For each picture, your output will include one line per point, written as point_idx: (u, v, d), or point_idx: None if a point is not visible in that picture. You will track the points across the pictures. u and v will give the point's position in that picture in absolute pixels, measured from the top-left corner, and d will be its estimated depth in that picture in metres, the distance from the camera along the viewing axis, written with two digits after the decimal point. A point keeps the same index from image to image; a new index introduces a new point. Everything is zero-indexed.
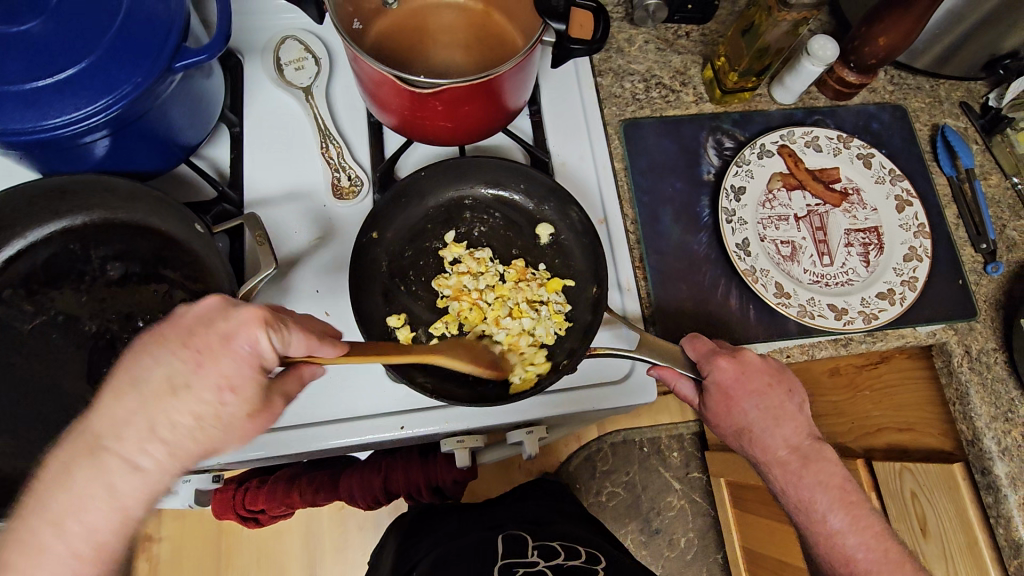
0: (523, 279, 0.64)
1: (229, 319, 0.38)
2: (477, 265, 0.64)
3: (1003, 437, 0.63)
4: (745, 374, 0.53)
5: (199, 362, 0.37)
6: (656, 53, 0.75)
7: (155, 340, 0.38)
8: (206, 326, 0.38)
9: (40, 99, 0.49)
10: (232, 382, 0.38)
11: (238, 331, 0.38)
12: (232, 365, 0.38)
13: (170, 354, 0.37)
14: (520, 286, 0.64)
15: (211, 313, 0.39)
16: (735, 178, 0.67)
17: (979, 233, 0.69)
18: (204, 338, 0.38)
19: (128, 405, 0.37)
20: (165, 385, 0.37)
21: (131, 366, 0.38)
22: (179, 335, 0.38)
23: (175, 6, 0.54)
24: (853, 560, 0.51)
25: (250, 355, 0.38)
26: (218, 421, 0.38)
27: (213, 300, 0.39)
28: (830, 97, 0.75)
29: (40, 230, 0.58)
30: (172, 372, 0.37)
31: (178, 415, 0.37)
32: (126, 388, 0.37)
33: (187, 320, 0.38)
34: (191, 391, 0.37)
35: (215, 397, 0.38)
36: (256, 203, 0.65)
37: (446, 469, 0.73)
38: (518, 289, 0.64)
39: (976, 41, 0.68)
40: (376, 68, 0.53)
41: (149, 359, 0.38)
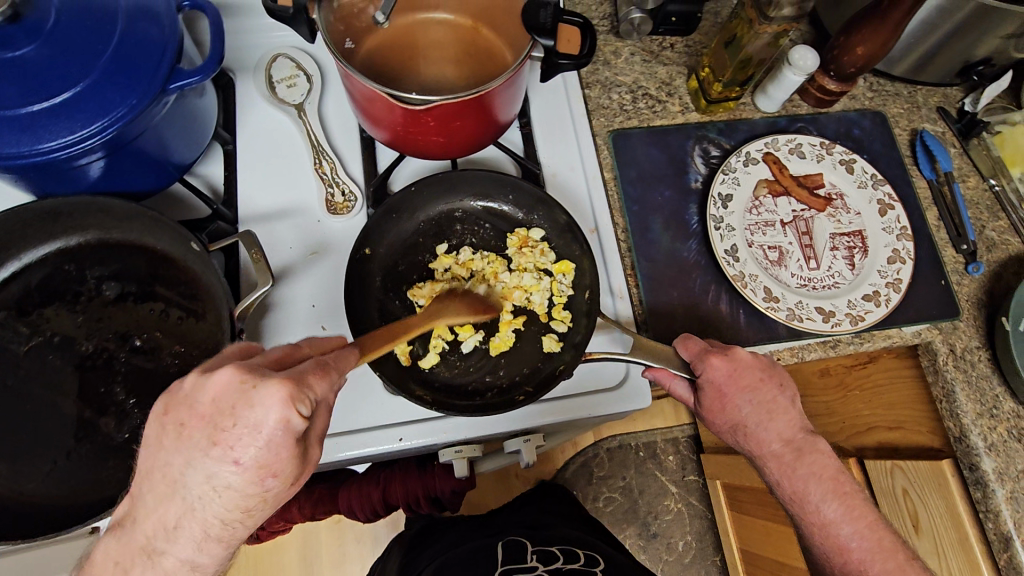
0: (525, 246, 0.66)
1: (252, 407, 0.34)
2: (466, 272, 0.65)
3: (989, 434, 0.64)
4: (737, 371, 0.54)
5: (234, 459, 0.35)
6: (642, 65, 0.77)
7: (177, 436, 0.36)
8: (228, 415, 0.34)
9: (35, 124, 0.50)
10: (270, 469, 0.35)
11: (264, 417, 0.34)
12: (266, 451, 0.35)
13: (200, 455, 0.35)
14: (522, 252, 0.66)
15: (229, 395, 0.35)
16: (722, 186, 0.69)
17: (959, 235, 0.71)
18: (230, 429, 0.34)
19: (172, 510, 0.36)
20: (207, 487, 0.35)
21: (165, 467, 0.36)
22: (204, 430, 0.35)
23: (169, 29, 0.55)
24: (847, 549, 0.51)
25: (282, 435, 0.35)
26: (266, 504, 0.37)
27: (228, 376, 0.35)
28: (812, 105, 0.77)
29: (35, 252, 0.58)
30: (211, 475, 0.35)
31: (223, 512, 0.36)
32: (171, 494, 0.35)
33: (206, 409, 0.35)
34: (232, 487, 0.35)
35: (261, 487, 0.36)
36: (250, 219, 0.65)
37: (444, 479, 0.73)
38: (520, 255, 0.65)
39: (950, 50, 0.70)
40: (368, 87, 0.54)
41: (180, 460, 0.35)
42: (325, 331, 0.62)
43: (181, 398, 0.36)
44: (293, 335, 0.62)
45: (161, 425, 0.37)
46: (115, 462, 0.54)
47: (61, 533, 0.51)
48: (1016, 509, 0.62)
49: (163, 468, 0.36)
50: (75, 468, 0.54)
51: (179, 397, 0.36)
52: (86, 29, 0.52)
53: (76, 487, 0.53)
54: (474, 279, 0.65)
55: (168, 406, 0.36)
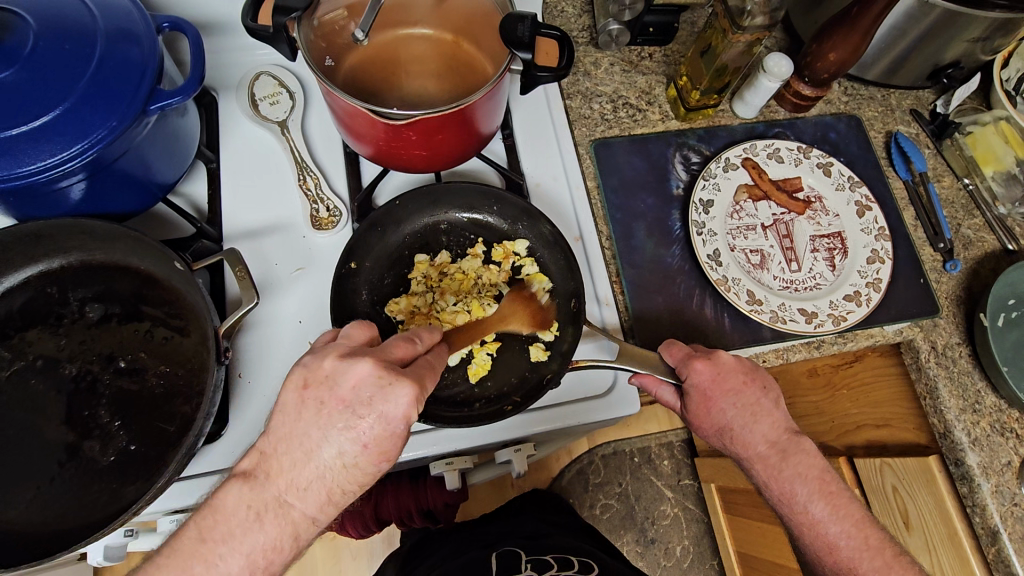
0: (510, 260, 0.66)
1: (387, 401, 0.44)
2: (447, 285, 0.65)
3: (973, 429, 0.65)
4: (720, 375, 0.55)
5: (363, 443, 0.44)
6: (622, 74, 0.78)
7: (318, 412, 0.44)
8: (366, 404, 0.44)
9: (13, 147, 0.50)
10: (387, 453, 0.45)
11: (395, 409, 0.44)
12: (386, 437, 0.44)
13: (335, 432, 0.44)
14: (504, 266, 0.66)
15: (368, 386, 0.44)
16: (703, 192, 0.70)
17: (936, 233, 0.73)
18: (366, 417, 0.44)
19: (305, 475, 0.44)
20: (337, 461, 0.44)
21: (303, 437, 0.44)
22: (341, 413, 0.44)
23: (148, 50, 0.55)
24: (835, 548, 0.52)
25: (402, 429, 0.45)
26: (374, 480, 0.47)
27: (367, 370, 0.44)
28: (789, 110, 0.78)
29: (17, 274, 0.58)
30: (342, 452, 0.44)
31: (341, 484, 0.45)
32: (306, 462, 0.44)
33: (347, 394, 0.44)
34: (355, 464, 0.45)
35: (376, 467, 0.45)
36: (235, 237, 0.65)
37: (437, 492, 0.73)
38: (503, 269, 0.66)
39: (919, 54, 0.72)
40: (350, 103, 0.54)
41: (317, 434, 0.44)
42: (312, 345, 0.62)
43: (321, 377, 0.45)
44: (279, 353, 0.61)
45: (300, 398, 0.45)
46: (101, 485, 0.53)
47: (47, 559, 0.50)
48: (1002, 501, 0.63)
49: (301, 437, 0.44)
50: (60, 493, 0.53)
51: (320, 376, 0.45)
52: (65, 53, 0.52)
53: (61, 512, 0.52)
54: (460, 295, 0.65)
55: (309, 383, 0.45)
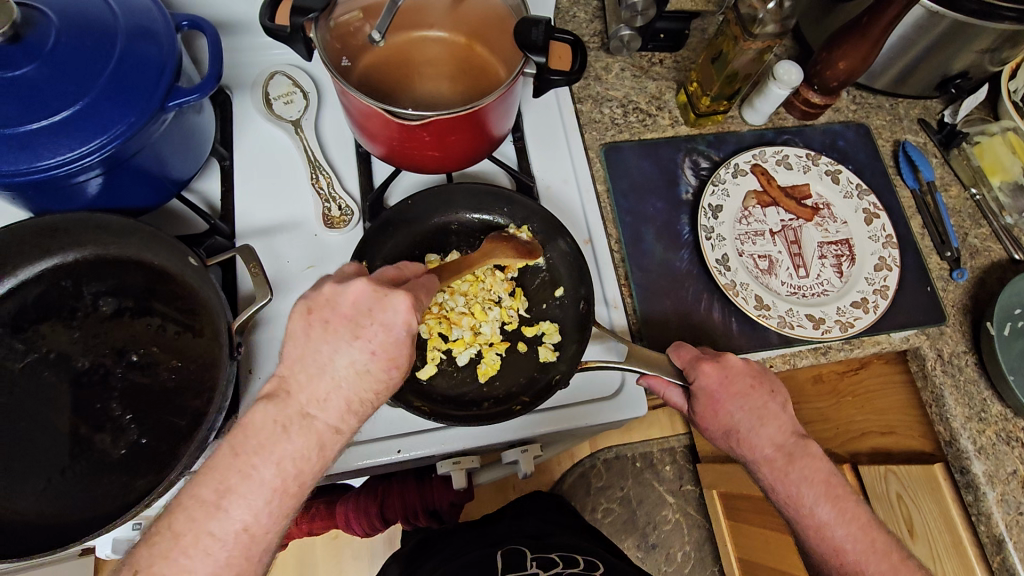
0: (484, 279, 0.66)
1: (386, 310, 0.45)
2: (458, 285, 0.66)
3: (978, 437, 0.65)
4: (728, 378, 0.55)
5: (372, 351, 0.44)
6: (633, 79, 0.79)
7: (324, 330, 0.45)
8: (368, 316, 0.45)
9: (33, 141, 0.50)
10: (396, 360, 0.45)
11: (395, 318, 0.45)
12: (394, 346, 0.45)
13: (347, 345, 0.44)
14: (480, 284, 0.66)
15: (366, 300, 0.45)
16: (712, 198, 0.70)
17: (943, 242, 0.73)
18: (369, 325, 0.45)
19: (322, 386, 0.44)
20: (350, 371, 0.44)
21: (315, 353, 0.44)
22: (346, 326, 0.45)
23: (168, 48, 0.56)
24: (842, 551, 0.52)
25: (406, 335, 0.45)
26: (389, 391, 0.46)
27: (363, 286, 0.45)
28: (797, 117, 0.79)
29: (32, 267, 0.58)
30: (354, 361, 0.44)
31: (359, 394, 0.45)
32: (321, 374, 0.44)
33: (348, 309, 0.45)
34: (369, 371, 0.45)
35: (388, 374, 0.45)
36: (247, 234, 0.66)
37: (443, 492, 0.73)
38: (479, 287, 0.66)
39: (929, 64, 0.73)
40: (365, 102, 0.55)
41: (328, 348, 0.44)
42: None
43: (323, 300, 0.45)
44: None
45: (306, 321, 0.45)
46: (111, 478, 0.54)
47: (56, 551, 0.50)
48: (1008, 510, 0.63)
49: (313, 354, 0.44)
50: (70, 485, 0.53)
51: (322, 299, 0.46)
52: (86, 49, 0.52)
53: (72, 505, 0.53)
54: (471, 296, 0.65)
55: (313, 307, 0.45)
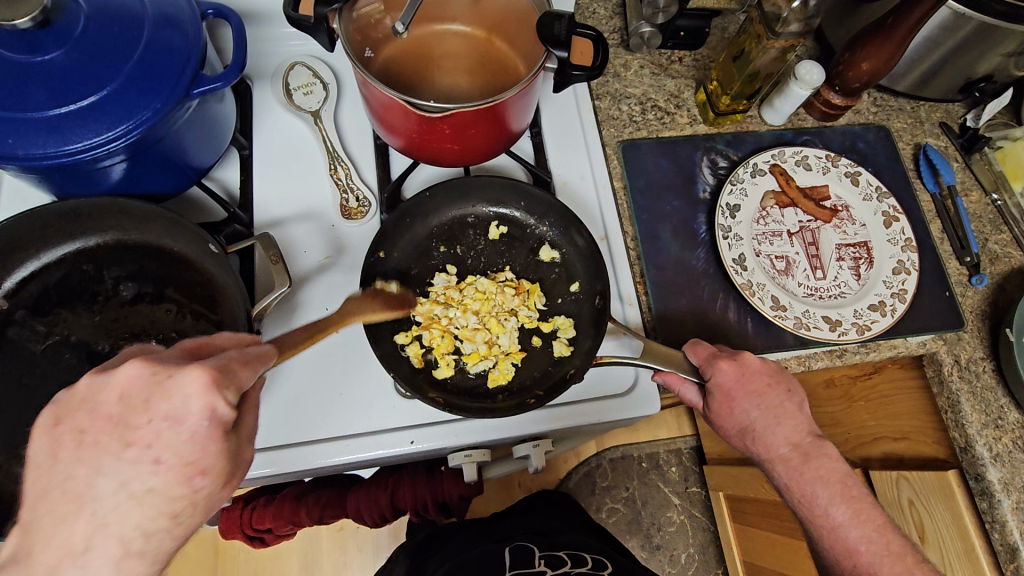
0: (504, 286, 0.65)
1: (169, 397, 0.35)
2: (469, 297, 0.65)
3: (994, 444, 0.65)
4: (745, 375, 0.55)
5: (154, 458, 0.34)
6: (651, 77, 0.79)
7: (77, 445, 0.34)
8: (142, 410, 0.35)
9: (61, 125, 0.51)
10: (198, 465, 0.35)
11: (187, 406, 0.35)
12: (189, 445, 0.35)
13: (113, 459, 0.34)
14: (500, 292, 0.65)
15: (140, 388, 0.35)
16: (730, 196, 0.70)
17: (963, 247, 0.72)
18: (147, 425, 0.34)
19: (82, 529, 0.33)
20: (123, 494, 0.34)
21: (66, 481, 0.33)
22: (111, 432, 0.34)
23: (193, 36, 0.56)
24: (856, 552, 0.51)
25: (207, 426, 0.35)
26: (194, 507, 0.36)
27: (136, 370, 0.35)
28: (817, 118, 0.78)
29: (54, 251, 0.59)
30: (128, 478, 0.34)
31: (142, 522, 0.34)
32: (77, 511, 0.33)
33: (113, 409, 0.35)
34: (153, 490, 0.34)
35: (184, 487, 0.35)
36: (266, 223, 0.66)
37: (454, 485, 0.73)
38: (500, 296, 0.65)
39: (952, 67, 0.72)
40: (386, 93, 0.55)
41: (85, 470, 0.34)
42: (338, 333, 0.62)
43: (77, 403, 0.35)
44: None
45: (53, 437, 0.35)
46: None
47: None
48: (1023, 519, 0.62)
49: (62, 483, 0.33)
50: None
51: (75, 402, 0.35)
52: (114, 35, 0.53)
53: None
54: (482, 312, 0.65)
55: (60, 416, 0.35)
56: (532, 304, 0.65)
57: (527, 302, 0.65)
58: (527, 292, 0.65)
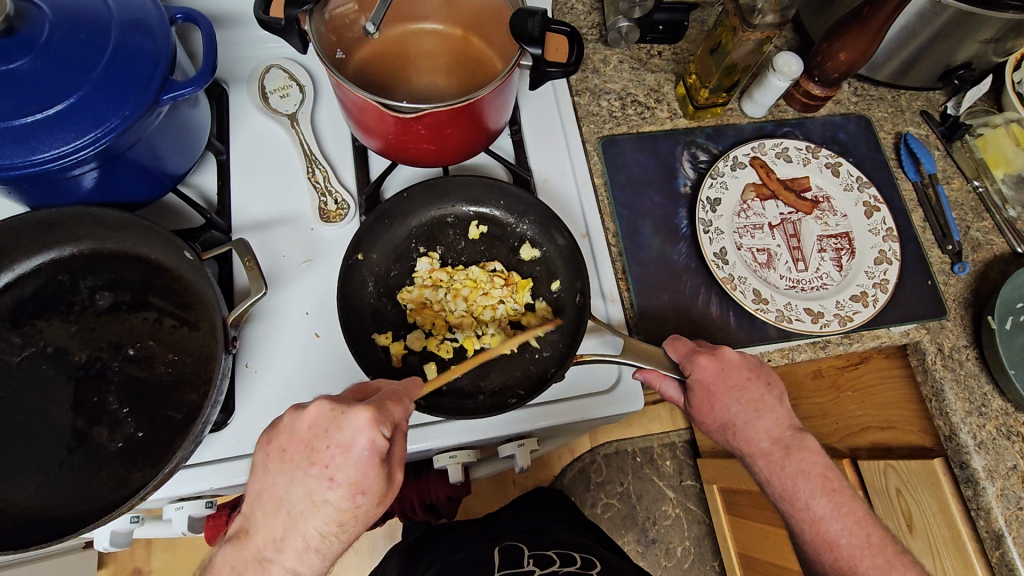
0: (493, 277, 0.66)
1: (342, 429, 0.42)
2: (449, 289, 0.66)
3: (978, 432, 0.65)
4: (724, 370, 0.55)
5: (330, 476, 0.42)
6: (631, 72, 0.78)
7: (280, 460, 0.43)
8: (323, 439, 0.42)
9: (28, 135, 0.50)
10: (361, 486, 0.42)
11: (354, 437, 0.42)
12: (356, 468, 0.42)
13: (302, 474, 0.42)
14: (488, 283, 0.66)
15: (322, 420, 0.43)
16: (710, 190, 0.70)
17: (945, 235, 0.72)
18: (325, 450, 0.42)
19: (279, 524, 0.42)
20: (307, 501, 0.42)
21: (271, 487, 0.43)
22: (302, 454, 0.43)
23: (162, 41, 0.56)
24: (836, 545, 0.51)
25: (368, 454, 0.42)
26: (355, 520, 0.43)
27: (321, 406, 0.43)
28: (798, 110, 0.78)
29: (29, 262, 0.58)
30: (312, 491, 0.42)
31: (321, 528, 0.42)
32: (276, 510, 0.42)
33: (304, 434, 0.43)
34: (329, 501, 0.42)
35: (352, 502, 0.42)
36: (243, 228, 0.66)
37: (440, 486, 0.73)
38: (487, 288, 0.65)
39: (931, 55, 0.72)
40: (360, 95, 0.54)
41: (284, 480, 0.43)
42: (318, 337, 0.62)
43: (282, 429, 0.44)
44: (286, 346, 0.61)
45: (265, 452, 0.44)
46: (108, 471, 0.54)
47: (52, 543, 0.50)
48: (1007, 506, 0.62)
49: (268, 489, 0.43)
50: (67, 478, 0.54)
51: (281, 428, 0.44)
52: (80, 42, 0.52)
53: (70, 497, 0.53)
54: (469, 302, 0.66)
55: (271, 437, 0.44)
56: (519, 298, 0.65)
57: (515, 295, 0.65)
58: (516, 286, 0.65)
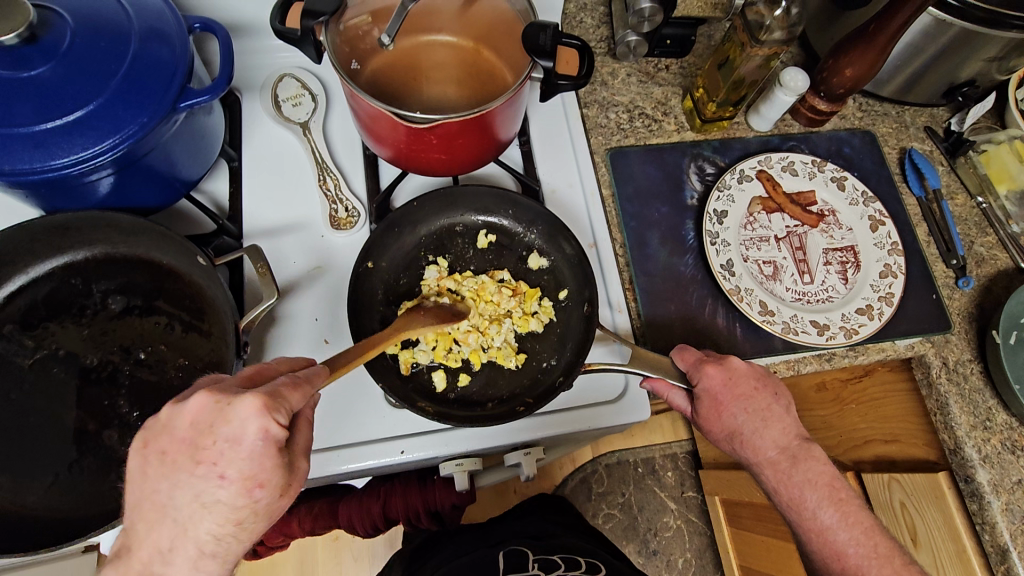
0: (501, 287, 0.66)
1: (229, 422, 0.36)
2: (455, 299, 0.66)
3: (983, 446, 0.65)
4: (732, 379, 0.55)
5: (221, 474, 0.36)
6: (639, 85, 0.79)
7: (161, 463, 0.37)
8: (207, 435, 0.36)
9: (47, 140, 0.51)
10: (257, 479, 0.37)
11: (242, 429, 0.36)
12: (249, 462, 0.36)
13: (187, 475, 0.36)
14: (496, 295, 0.66)
15: (206, 415, 0.36)
16: (717, 203, 0.71)
17: (949, 250, 0.73)
18: (211, 446, 0.36)
19: (165, 533, 0.36)
20: (196, 505, 0.36)
21: (154, 494, 0.36)
22: (186, 454, 0.36)
23: (180, 50, 0.56)
24: (844, 555, 0.51)
25: (263, 445, 0.36)
26: (258, 517, 0.38)
27: (202, 399, 0.37)
28: (804, 124, 0.79)
29: (42, 266, 0.59)
30: (200, 492, 0.36)
31: (214, 529, 0.36)
32: (161, 517, 0.36)
33: (184, 434, 0.36)
34: (221, 501, 0.36)
35: (249, 498, 0.37)
36: (254, 235, 0.66)
37: (445, 494, 0.73)
38: (495, 299, 0.66)
39: (935, 72, 0.73)
40: (373, 104, 0.55)
41: (167, 485, 0.36)
42: (327, 343, 0.62)
43: (159, 428, 0.37)
44: (295, 351, 0.62)
45: (143, 457, 0.38)
46: (118, 474, 0.54)
47: (60, 547, 0.51)
48: (1012, 520, 0.62)
49: (151, 496, 0.37)
50: (76, 480, 0.54)
51: (157, 426, 0.38)
52: (100, 50, 0.53)
53: (79, 501, 0.53)
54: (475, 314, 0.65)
55: (148, 439, 0.38)
56: (527, 308, 0.65)
57: (523, 305, 0.65)
58: (524, 295, 0.66)
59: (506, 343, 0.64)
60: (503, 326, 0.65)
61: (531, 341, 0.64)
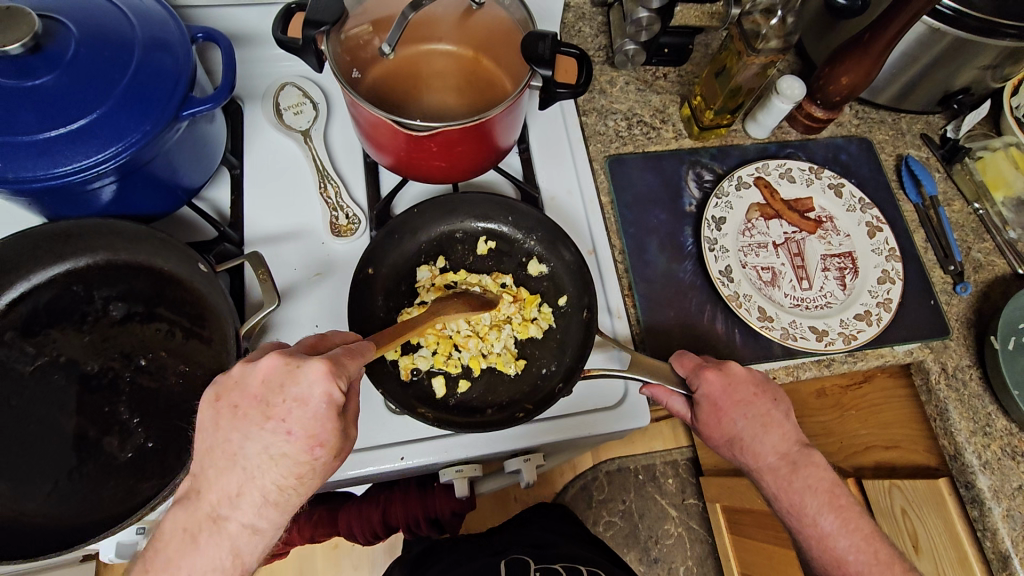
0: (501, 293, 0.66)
1: (299, 383, 0.42)
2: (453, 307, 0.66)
3: (983, 452, 0.65)
4: (731, 385, 0.55)
5: (289, 430, 0.42)
6: (636, 93, 0.80)
7: (232, 416, 0.43)
8: (278, 393, 0.42)
9: (51, 148, 0.51)
10: (319, 437, 0.42)
11: (310, 390, 0.42)
12: (313, 421, 0.42)
13: (258, 429, 0.42)
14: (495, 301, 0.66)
15: (277, 374, 0.42)
16: (715, 209, 0.71)
17: (947, 256, 0.73)
18: (281, 404, 0.42)
19: (233, 480, 0.42)
20: (264, 457, 0.42)
21: (224, 444, 0.42)
22: (257, 409, 0.42)
23: (184, 59, 0.57)
24: (844, 562, 0.52)
25: (326, 408, 0.42)
26: (314, 474, 0.43)
27: (274, 360, 0.43)
28: (801, 131, 0.80)
29: (44, 273, 0.59)
30: (269, 444, 0.42)
31: (278, 481, 0.42)
32: (230, 466, 0.42)
33: (257, 390, 0.42)
34: (285, 454, 0.42)
35: (310, 455, 0.42)
36: (255, 241, 0.67)
37: (445, 500, 0.74)
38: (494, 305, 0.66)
39: (930, 80, 0.73)
40: (374, 113, 0.56)
41: (238, 436, 0.42)
42: None
43: (232, 384, 0.44)
44: None
45: (216, 410, 0.43)
46: (118, 481, 0.54)
47: (59, 554, 0.51)
48: (1013, 526, 0.62)
49: (223, 445, 0.42)
50: (75, 488, 0.54)
51: (231, 383, 0.44)
52: (104, 59, 0.54)
53: (78, 507, 0.53)
54: (474, 321, 0.66)
55: (221, 393, 0.43)
56: (527, 314, 0.66)
57: (523, 311, 0.66)
58: (524, 302, 0.66)
59: (505, 350, 0.65)
60: (502, 333, 0.65)
61: (530, 347, 0.64)
